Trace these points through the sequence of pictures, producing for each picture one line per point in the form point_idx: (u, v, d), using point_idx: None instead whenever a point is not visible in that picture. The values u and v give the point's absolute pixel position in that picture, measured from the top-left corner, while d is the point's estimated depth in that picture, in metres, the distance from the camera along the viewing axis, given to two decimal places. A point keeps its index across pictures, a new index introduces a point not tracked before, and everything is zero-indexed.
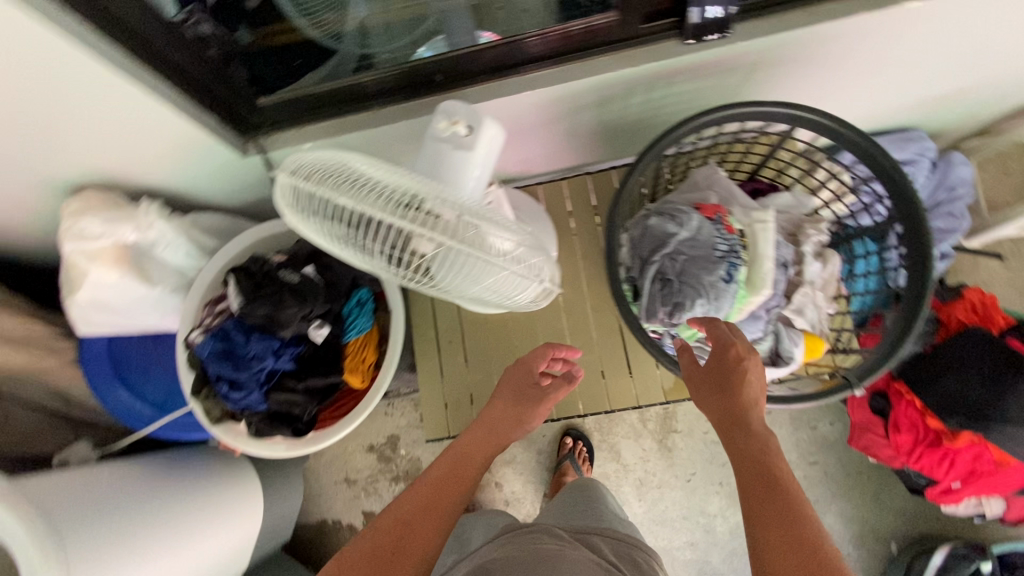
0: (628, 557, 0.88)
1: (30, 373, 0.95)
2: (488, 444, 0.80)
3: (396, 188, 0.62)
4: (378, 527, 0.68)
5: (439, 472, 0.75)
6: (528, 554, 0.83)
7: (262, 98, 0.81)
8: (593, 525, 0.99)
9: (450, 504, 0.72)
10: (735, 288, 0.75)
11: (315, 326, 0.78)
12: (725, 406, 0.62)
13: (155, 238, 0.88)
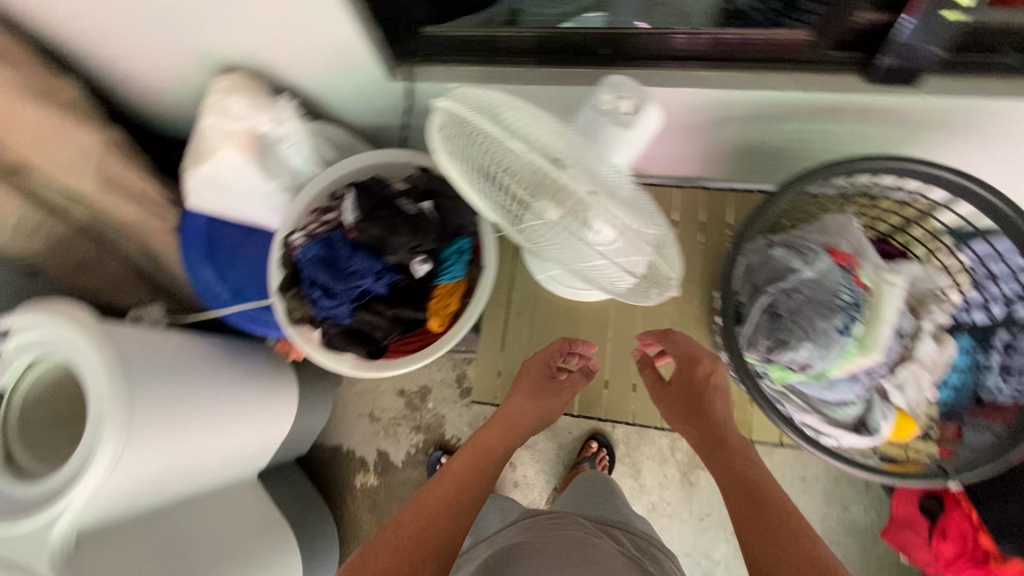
0: (651, 553, 0.92)
1: (134, 228, 0.99)
2: (501, 438, 0.85)
3: (549, 147, 0.62)
4: (401, 523, 0.72)
5: (461, 468, 0.79)
6: (560, 549, 0.86)
7: (426, 27, 0.81)
8: (612, 519, 1.01)
9: (468, 500, 0.76)
10: (846, 341, 0.82)
11: (417, 261, 0.79)
12: (702, 420, 0.82)
13: (284, 134, 0.90)
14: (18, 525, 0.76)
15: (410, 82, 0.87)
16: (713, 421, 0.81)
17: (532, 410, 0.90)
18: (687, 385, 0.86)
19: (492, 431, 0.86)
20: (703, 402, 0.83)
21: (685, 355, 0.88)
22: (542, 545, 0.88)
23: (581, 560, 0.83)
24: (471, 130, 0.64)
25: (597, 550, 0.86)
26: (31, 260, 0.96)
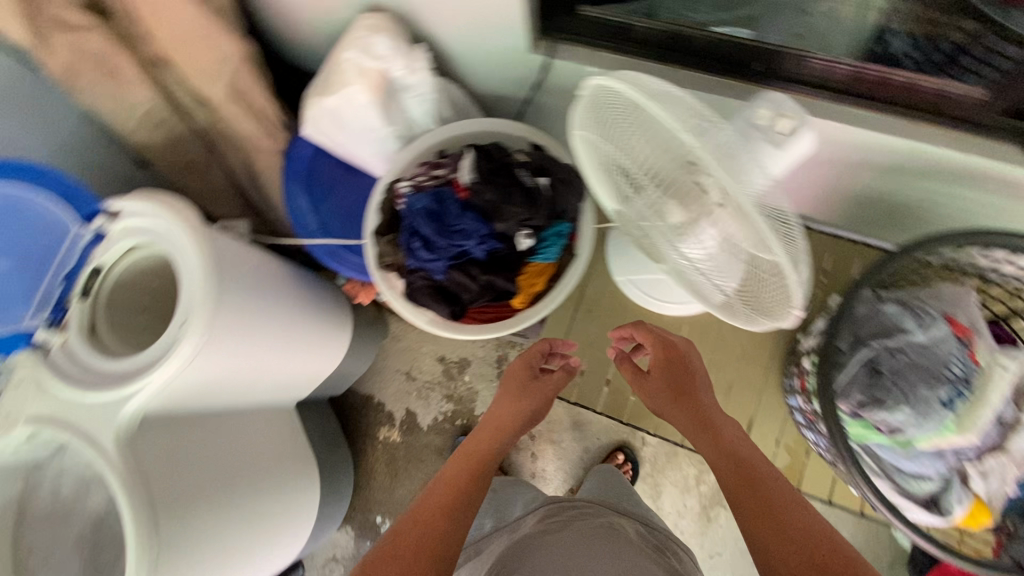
0: (671, 550, 0.90)
1: (246, 143, 1.02)
2: (488, 445, 0.92)
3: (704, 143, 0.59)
4: (402, 527, 0.76)
5: (457, 474, 0.85)
6: (586, 539, 0.84)
7: (585, 7, 0.80)
8: (634, 512, 1.00)
9: (466, 505, 0.80)
10: (946, 415, 0.83)
11: (521, 235, 0.78)
12: (693, 404, 0.83)
13: (413, 83, 0.90)
14: (96, 394, 0.80)
15: (548, 57, 0.86)
16: (701, 405, 0.82)
17: (514, 409, 0.99)
18: (673, 369, 0.88)
19: (481, 436, 0.93)
20: (691, 389, 0.85)
21: (662, 340, 0.92)
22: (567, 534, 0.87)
23: (605, 549, 0.82)
24: (622, 112, 0.65)
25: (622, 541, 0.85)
26: (147, 153, 0.99)
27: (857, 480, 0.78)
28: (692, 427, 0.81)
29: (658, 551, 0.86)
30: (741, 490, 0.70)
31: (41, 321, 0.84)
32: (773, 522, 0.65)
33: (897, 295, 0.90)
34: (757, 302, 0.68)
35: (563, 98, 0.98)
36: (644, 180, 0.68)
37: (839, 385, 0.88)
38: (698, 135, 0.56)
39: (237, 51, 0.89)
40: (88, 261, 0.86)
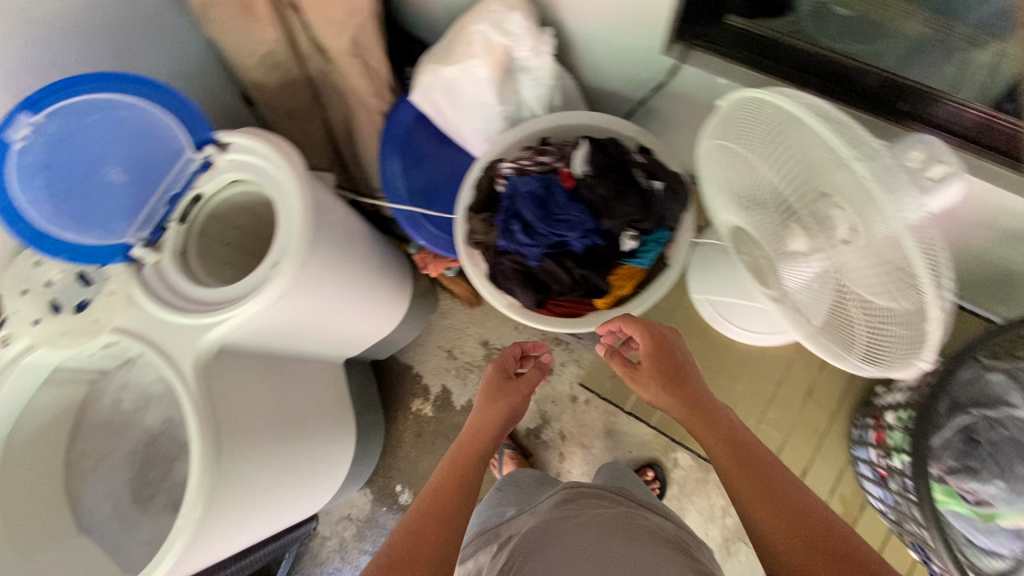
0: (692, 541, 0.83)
1: (353, 99, 1.02)
2: (474, 450, 0.86)
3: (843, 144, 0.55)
4: (394, 539, 0.72)
5: (445, 483, 0.80)
6: (611, 533, 0.75)
7: (731, 16, 0.79)
8: (657, 504, 0.90)
9: (456, 519, 0.75)
10: None
11: (626, 236, 0.76)
12: (682, 388, 0.71)
13: (534, 67, 0.89)
14: (182, 316, 0.82)
15: (679, 62, 0.84)
16: (694, 390, 0.70)
17: (497, 412, 0.93)
18: (660, 350, 0.75)
19: (464, 442, 0.88)
20: (682, 373, 0.72)
21: (649, 325, 0.77)
22: (590, 526, 0.76)
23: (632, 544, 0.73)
24: (767, 128, 0.64)
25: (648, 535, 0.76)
26: (258, 93, 1.01)
27: (937, 543, 0.69)
28: (687, 416, 0.69)
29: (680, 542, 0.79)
30: (752, 491, 0.59)
31: (137, 239, 0.84)
32: (794, 530, 0.55)
33: (1011, 364, 0.85)
34: (876, 351, 0.61)
35: (675, 107, 0.97)
36: (778, 204, 0.66)
37: (934, 447, 0.86)
38: (847, 141, 0.52)
39: (368, 6, 0.89)
40: (190, 187, 0.86)
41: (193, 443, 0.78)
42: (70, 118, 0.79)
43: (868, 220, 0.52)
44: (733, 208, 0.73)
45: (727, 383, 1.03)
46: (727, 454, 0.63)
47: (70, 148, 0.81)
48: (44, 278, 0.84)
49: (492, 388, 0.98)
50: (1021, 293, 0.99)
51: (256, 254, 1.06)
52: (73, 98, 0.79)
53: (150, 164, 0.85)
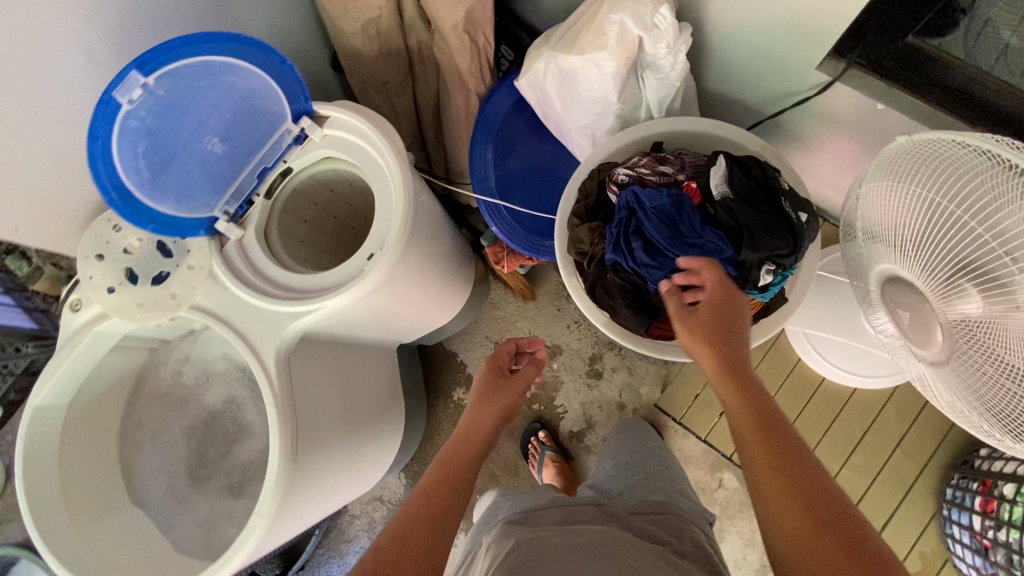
0: (687, 539, 0.78)
1: (452, 77, 0.95)
2: (464, 453, 0.81)
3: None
4: (385, 538, 0.68)
5: (435, 485, 0.75)
6: (583, 549, 0.67)
7: (911, 38, 0.69)
8: (650, 510, 0.83)
9: (434, 524, 0.70)
10: None
11: (765, 270, 0.70)
12: (724, 346, 0.64)
13: (665, 66, 0.81)
14: (274, 302, 0.76)
15: (835, 79, 0.76)
16: (737, 355, 0.64)
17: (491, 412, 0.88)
18: (719, 305, 0.66)
19: (458, 441, 0.83)
20: (735, 332, 0.65)
21: (719, 277, 0.68)
22: (560, 543, 0.69)
23: (602, 563, 0.64)
24: (955, 174, 0.58)
25: (628, 556, 0.66)
26: (352, 61, 0.93)
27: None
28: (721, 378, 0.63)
29: (671, 550, 0.72)
30: (772, 468, 0.55)
31: (223, 212, 0.77)
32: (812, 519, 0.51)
33: None
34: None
35: (806, 123, 0.89)
36: (939, 261, 0.61)
37: None
38: None
39: None
40: (281, 160, 0.80)
41: (273, 445, 0.74)
42: (182, 84, 0.69)
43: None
44: (893, 257, 0.67)
45: (812, 421, 0.99)
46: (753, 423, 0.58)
47: (179, 116, 0.70)
48: (122, 244, 0.78)
49: (486, 387, 0.92)
50: None
51: (328, 232, 1.01)
52: (186, 59, 0.68)
53: (250, 135, 0.76)
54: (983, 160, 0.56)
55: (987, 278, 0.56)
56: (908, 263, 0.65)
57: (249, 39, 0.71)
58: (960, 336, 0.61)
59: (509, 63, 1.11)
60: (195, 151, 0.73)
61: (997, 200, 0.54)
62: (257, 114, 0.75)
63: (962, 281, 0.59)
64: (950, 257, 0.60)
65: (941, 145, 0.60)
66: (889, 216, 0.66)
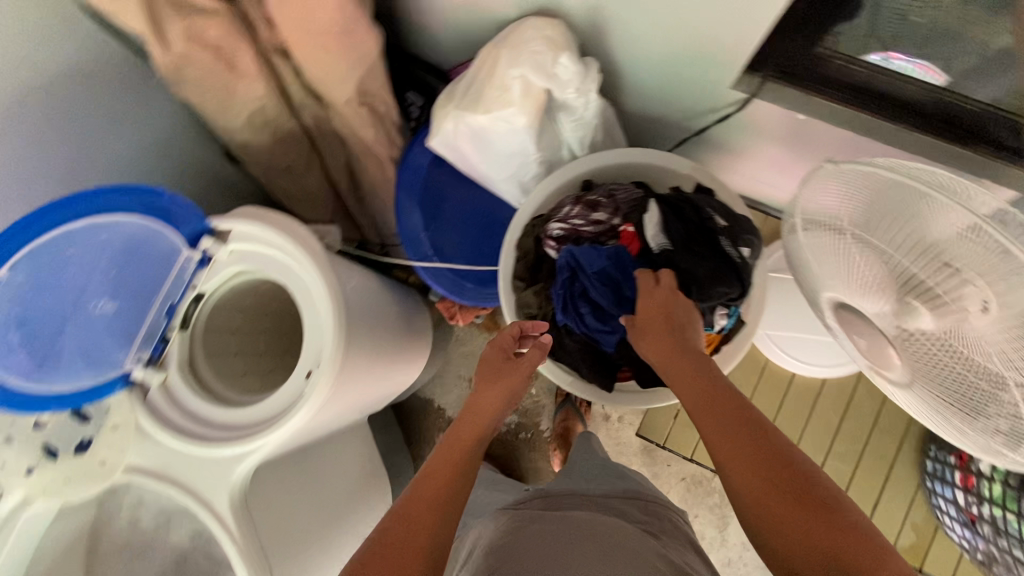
0: (664, 517, 0.73)
1: (361, 148, 0.88)
2: (456, 457, 0.63)
3: (959, 216, 0.53)
4: (388, 522, 0.56)
5: (442, 472, 0.61)
6: (565, 535, 0.60)
7: (822, 48, 0.66)
8: (627, 492, 0.78)
9: (438, 524, 0.56)
10: None
11: (717, 313, 0.71)
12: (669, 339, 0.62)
13: (578, 107, 0.77)
14: (219, 448, 0.70)
15: (751, 95, 0.74)
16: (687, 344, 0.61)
17: (497, 405, 0.68)
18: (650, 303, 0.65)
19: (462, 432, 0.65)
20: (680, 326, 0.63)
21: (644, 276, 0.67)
22: (542, 531, 0.62)
23: (588, 548, 0.57)
24: (884, 200, 0.59)
25: (616, 539, 0.59)
26: (247, 152, 0.85)
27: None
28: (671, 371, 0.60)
29: (648, 530, 0.67)
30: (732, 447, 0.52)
31: (136, 360, 0.70)
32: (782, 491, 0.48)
33: None
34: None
35: (731, 133, 0.86)
36: (881, 286, 0.62)
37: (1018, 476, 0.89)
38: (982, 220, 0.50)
39: (374, 49, 0.75)
40: (189, 287, 0.73)
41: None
42: (45, 260, 0.63)
43: (1012, 297, 0.51)
44: (833, 277, 0.68)
45: (792, 416, 0.99)
46: (704, 407, 0.56)
47: (52, 293, 0.64)
48: (30, 418, 0.71)
49: (490, 377, 0.70)
50: None
51: (267, 329, 0.91)
52: (42, 234, 0.62)
53: (144, 278, 0.69)
54: (906, 185, 0.56)
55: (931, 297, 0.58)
56: (849, 283, 0.66)
57: (109, 188, 0.65)
58: (909, 348, 0.62)
59: (419, 110, 0.99)
60: (83, 318, 0.66)
61: (929, 227, 0.56)
62: (145, 256, 0.69)
63: (905, 300, 0.60)
64: (891, 278, 0.61)
65: (862, 173, 0.60)
66: (834, 236, 0.66)
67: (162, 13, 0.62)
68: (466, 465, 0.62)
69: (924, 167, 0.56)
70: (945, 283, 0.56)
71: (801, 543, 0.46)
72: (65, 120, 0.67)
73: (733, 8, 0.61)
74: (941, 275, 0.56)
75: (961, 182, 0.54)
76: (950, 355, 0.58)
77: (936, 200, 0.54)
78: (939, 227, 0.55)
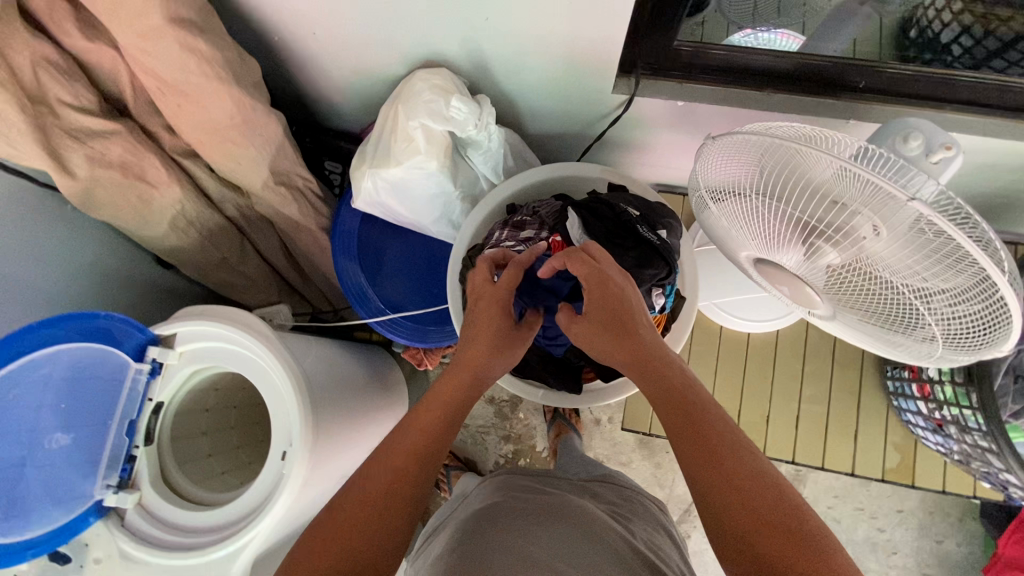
0: (635, 499, 0.77)
1: (290, 225, 0.91)
2: (440, 407, 0.62)
3: (822, 160, 0.57)
4: (368, 468, 0.57)
5: (429, 425, 0.61)
6: (543, 517, 0.63)
7: (680, 42, 0.72)
8: (603, 476, 0.83)
9: (417, 480, 0.57)
10: None
11: (655, 294, 0.74)
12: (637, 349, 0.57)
13: (482, 141, 0.82)
14: (212, 552, 0.69)
15: (633, 96, 0.79)
16: (656, 352, 0.57)
17: (495, 362, 0.67)
18: (606, 305, 0.60)
19: (449, 383, 0.64)
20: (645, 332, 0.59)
21: (596, 275, 0.60)
22: (518, 512, 0.64)
23: (565, 530, 0.60)
24: (767, 158, 0.64)
25: (592, 524, 0.63)
26: (177, 256, 0.85)
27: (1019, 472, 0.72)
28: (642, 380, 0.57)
29: (618, 514, 0.70)
30: (703, 467, 0.50)
31: (105, 487, 0.69)
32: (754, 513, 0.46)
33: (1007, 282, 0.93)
34: (947, 336, 0.61)
35: (629, 131, 0.93)
36: (788, 236, 0.67)
37: None
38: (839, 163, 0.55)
39: (279, 131, 0.78)
40: (145, 400, 0.73)
41: None
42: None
43: (888, 213, 0.55)
44: (748, 238, 0.75)
45: (760, 374, 1.03)
46: (675, 424, 0.53)
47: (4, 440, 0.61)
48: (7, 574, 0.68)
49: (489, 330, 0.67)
50: (1005, 211, 1.04)
51: (235, 424, 0.91)
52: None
53: (96, 403, 0.69)
54: (774, 142, 0.61)
55: (837, 234, 0.62)
56: (763, 240, 0.72)
57: (41, 321, 0.63)
58: (833, 285, 0.67)
59: (341, 176, 1.06)
60: (40, 459, 0.64)
61: (808, 172, 0.60)
62: (93, 380, 0.68)
63: (813, 244, 0.65)
64: (794, 224, 0.66)
65: (740, 140, 0.65)
66: (739, 200, 0.72)
67: (62, 143, 0.63)
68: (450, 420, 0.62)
69: (788, 123, 0.62)
70: (841, 218, 0.60)
71: (771, 567, 0.44)
72: None
73: (592, 26, 0.67)
74: (837, 212, 0.60)
75: (823, 133, 0.58)
76: (862, 279, 0.64)
77: (803, 150, 0.59)
78: (817, 170, 0.59)
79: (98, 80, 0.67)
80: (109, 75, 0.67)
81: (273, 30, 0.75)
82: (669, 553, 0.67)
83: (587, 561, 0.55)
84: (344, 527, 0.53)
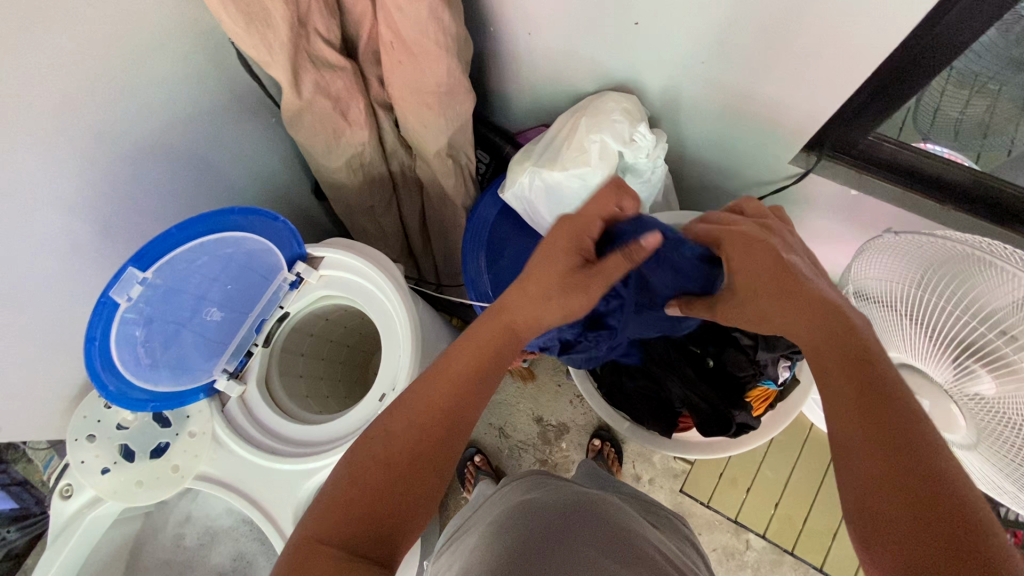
0: (665, 518, 0.69)
1: (440, 194, 0.97)
2: (475, 358, 0.57)
3: (1012, 283, 0.56)
4: (394, 425, 0.53)
5: (456, 374, 0.55)
6: (555, 516, 0.53)
7: (873, 134, 0.73)
8: (632, 495, 0.73)
9: (443, 441, 0.52)
10: None
11: (782, 365, 0.75)
12: (813, 305, 0.49)
13: (645, 170, 0.85)
14: (280, 463, 0.73)
15: (809, 171, 0.80)
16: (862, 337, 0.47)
17: (541, 310, 0.58)
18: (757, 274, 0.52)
19: (484, 330, 0.58)
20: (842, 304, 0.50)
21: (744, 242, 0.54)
22: (531, 511, 0.55)
23: (586, 528, 0.51)
24: (943, 262, 0.63)
25: (613, 518, 0.55)
26: (337, 191, 0.93)
27: None
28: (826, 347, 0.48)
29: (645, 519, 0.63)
30: (864, 463, 0.41)
31: (223, 369, 0.75)
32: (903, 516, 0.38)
33: None
34: None
35: (784, 205, 0.93)
36: (951, 355, 0.65)
37: None
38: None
39: (469, 108, 0.84)
40: (277, 307, 0.78)
41: (250, 508, 0.71)
42: (178, 266, 0.69)
43: None
44: (898, 345, 0.72)
45: None
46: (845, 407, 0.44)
47: (176, 297, 0.70)
48: (115, 419, 0.74)
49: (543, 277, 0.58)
50: None
51: (325, 357, 0.95)
52: (180, 246, 0.68)
53: (247, 292, 0.76)
54: (956, 250, 0.61)
55: (1012, 367, 0.58)
56: (913, 348, 0.70)
57: (239, 209, 0.72)
58: (982, 412, 0.64)
59: (486, 167, 1.09)
60: (195, 324, 0.72)
61: (986, 287, 0.59)
62: (253, 273, 0.76)
63: (975, 369, 0.62)
64: (959, 340, 0.63)
65: (916, 242, 0.64)
66: (891, 301, 0.71)
67: (302, 65, 0.71)
68: (480, 374, 0.56)
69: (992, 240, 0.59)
70: (1004, 349, 0.58)
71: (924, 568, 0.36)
72: (187, 152, 0.76)
73: (800, 97, 0.70)
74: (1010, 340, 0.58)
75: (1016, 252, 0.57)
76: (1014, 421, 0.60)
77: (988, 268, 0.58)
78: (1005, 289, 0.57)
79: (345, 23, 0.76)
80: (356, 19, 0.75)
81: (498, 21, 0.81)
82: (698, 563, 0.63)
83: (630, 559, 0.49)
84: (372, 486, 0.49)
